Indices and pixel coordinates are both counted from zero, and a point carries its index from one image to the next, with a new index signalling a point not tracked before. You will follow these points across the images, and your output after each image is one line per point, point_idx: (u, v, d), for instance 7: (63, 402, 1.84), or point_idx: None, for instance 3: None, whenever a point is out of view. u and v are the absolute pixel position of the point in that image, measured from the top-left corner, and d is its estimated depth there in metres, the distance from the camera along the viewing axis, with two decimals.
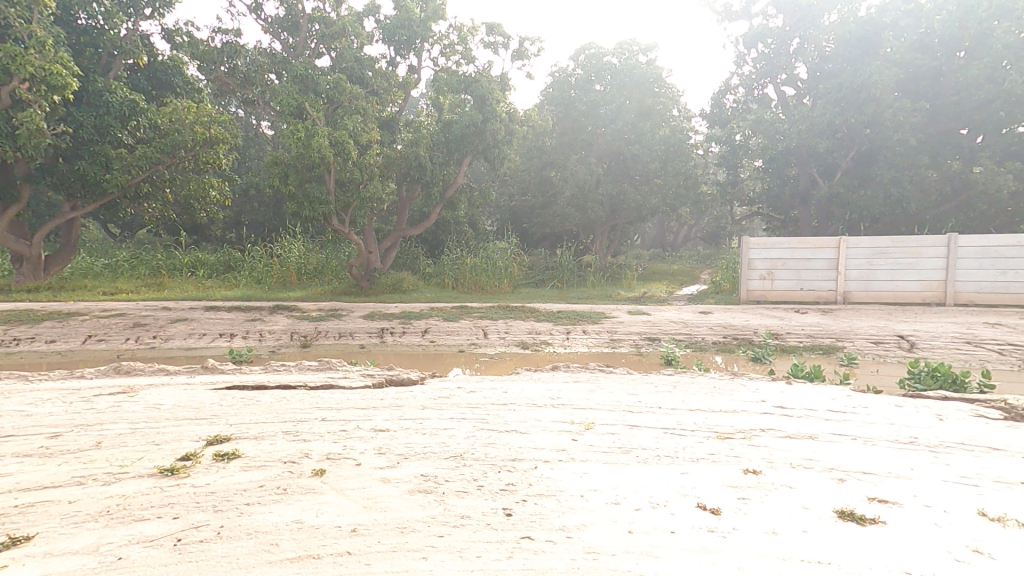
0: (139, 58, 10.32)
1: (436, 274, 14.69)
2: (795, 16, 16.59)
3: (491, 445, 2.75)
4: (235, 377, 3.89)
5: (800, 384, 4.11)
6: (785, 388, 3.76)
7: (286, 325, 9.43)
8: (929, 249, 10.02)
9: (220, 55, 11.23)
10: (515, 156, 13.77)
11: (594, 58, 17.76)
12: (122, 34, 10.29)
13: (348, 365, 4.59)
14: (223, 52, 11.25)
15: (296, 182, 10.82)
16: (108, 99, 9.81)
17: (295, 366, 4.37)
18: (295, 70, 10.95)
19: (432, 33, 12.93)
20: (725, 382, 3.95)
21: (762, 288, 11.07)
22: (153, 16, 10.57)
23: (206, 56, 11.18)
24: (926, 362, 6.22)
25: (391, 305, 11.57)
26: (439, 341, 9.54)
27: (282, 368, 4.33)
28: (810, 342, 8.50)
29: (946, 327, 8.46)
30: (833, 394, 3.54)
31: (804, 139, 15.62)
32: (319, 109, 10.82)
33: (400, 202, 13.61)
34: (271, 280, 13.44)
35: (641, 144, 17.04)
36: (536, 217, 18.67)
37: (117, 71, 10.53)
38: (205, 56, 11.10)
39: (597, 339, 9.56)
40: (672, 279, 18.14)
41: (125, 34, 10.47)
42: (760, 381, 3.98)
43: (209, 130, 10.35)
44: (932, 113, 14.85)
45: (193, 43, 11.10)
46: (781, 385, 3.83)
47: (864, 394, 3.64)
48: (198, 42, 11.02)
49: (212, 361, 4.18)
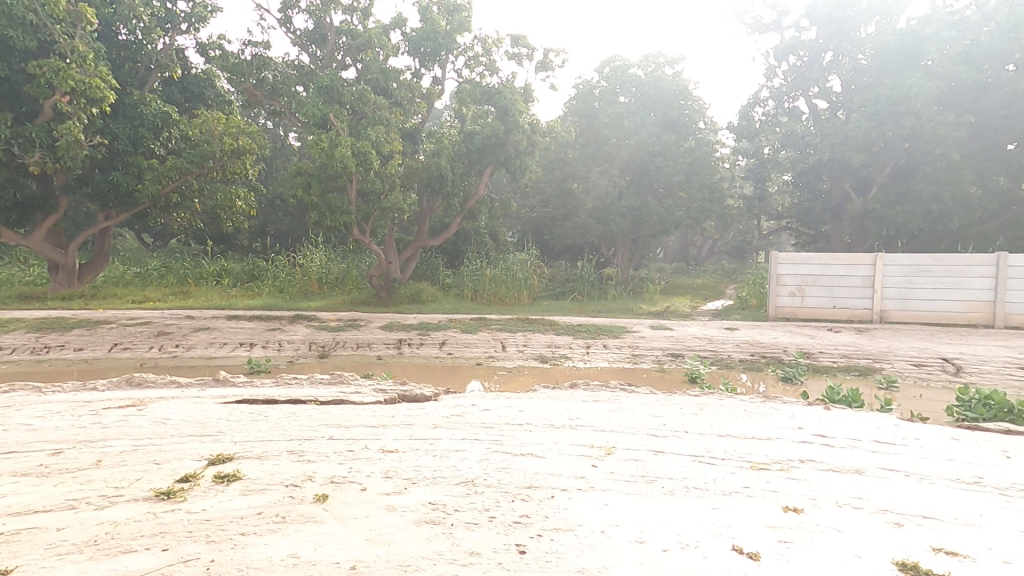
0: (173, 71, 10.60)
1: (455, 284, 14.65)
2: (828, 26, 16.23)
3: (505, 470, 2.58)
4: (245, 390, 3.80)
5: (838, 410, 3.82)
6: (823, 414, 3.50)
7: (306, 335, 9.44)
8: (973, 268, 9.53)
9: (249, 68, 11.45)
10: (537, 167, 13.69)
11: (618, 70, 17.69)
12: (158, 48, 10.56)
13: (361, 379, 4.47)
14: (253, 66, 11.48)
15: (319, 192, 10.93)
16: (143, 112, 10.05)
17: (307, 379, 4.27)
18: (320, 81, 11.10)
19: (457, 45, 13.02)
20: (756, 405, 3.70)
21: (791, 305, 10.68)
22: (188, 31, 10.85)
23: (236, 68, 11.41)
24: (974, 388, 5.83)
25: (410, 315, 11.53)
26: (458, 352, 9.42)
27: (294, 380, 4.24)
28: (844, 363, 8.11)
29: (994, 351, 7.98)
30: (878, 423, 3.26)
31: (836, 151, 15.20)
32: (343, 120, 10.94)
33: (421, 213, 13.65)
34: (293, 289, 13.57)
35: (666, 156, 16.79)
36: (557, 229, 18.55)
37: (152, 85, 10.80)
38: (235, 69, 11.34)
39: (619, 354, 9.30)
40: (695, 293, 17.73)
41: (161, 48, 10.75)
42: (795, 405, 3.73)
43: (238, 141, 10.52)
44: (976, 127, 14.24)
45: (225, 57, 11.36)
46: (817, 410, 3.57)
47: (912, 424, 3.35)
48: (229, 55, 11.26)
49: (224, 373, 4.12)
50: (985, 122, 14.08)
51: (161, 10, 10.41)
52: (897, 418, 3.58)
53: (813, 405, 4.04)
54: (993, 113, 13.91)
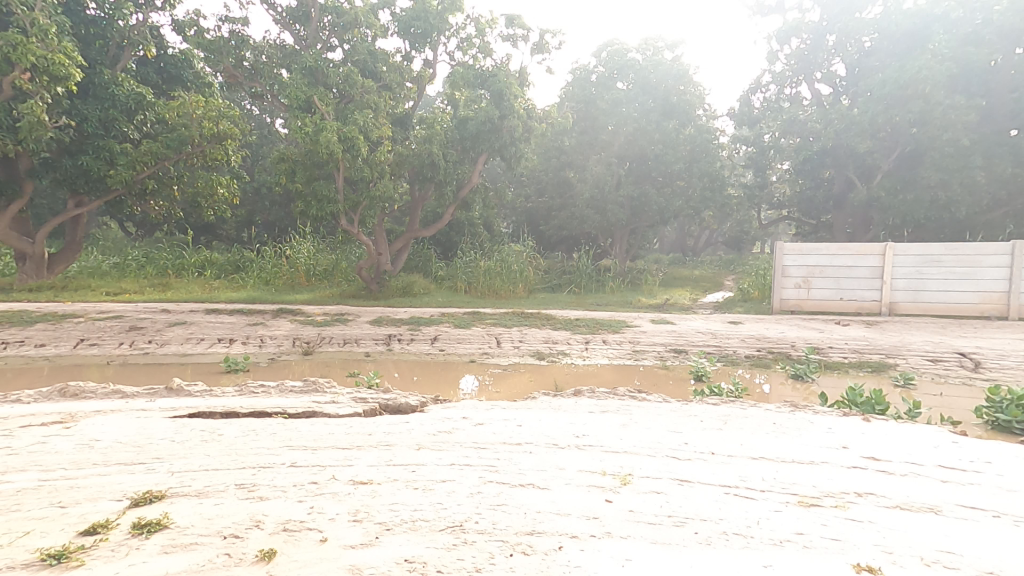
0: (147, 49, 9.93)
1: (449, 277, 14.19)
2: (833, 7, 15.76)
3: (501, 509, 2.12)
4: (202, 401, 3.33)
5: (879, 421, 3.37)
6: (867, 428, 3.05)
7: (290, 330, 8.96)
8: (987, 258, 9.12)
9: (226, 46, 10.85)
10: (533, 154, 13.16)
11: (616, 54, 17.07)
12: (129, 24, 9.84)
13: (338, 387, 3.99)
14: (231, 44, 10.86)
15: (304, 180, 10.43)
16: (114, 92, 9.38)
17: (276, 387, 3.77)
18: (304, 62, 10.50)
19: (449, 26, 12.42)
20: (787, 417, 3.25)
21: (797, 297, 10.28)
22: (162, 8, 10.14)
23: (212, 47, 10.76)
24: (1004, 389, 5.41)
25: (401, 309, 11.06)
26: (450, 349, 8.94)
27: (261, 388, 3.76)
28: (856, 359, 7.72)
29: (1012, 345, 7.57)
30: (936, 440, 2.81)
31: (842, 137, 14.76)
32: (329, 103, 10.35)
33: (412, 202, 13.11)
34: (279, 282, 13.02)
35: (665, 143, 16.30)
36: (553, 219, 18.10)
37: (124, 63, 10.12)
38: (211, 46, 10.70)
39: (619, 350, 8.87)
40: (695, 285, 17.33)
41: (133, 24, 10.09)
42: (830, 416, 3.30)
43: (218, 126, 9.91)
44: (983, 110, 13.72)
45: (202, 33, 10.71)
46: (857, 422, 3.15)
47: (968, 440, 2.94)
48: (205, 32, 10.61)
49: (179, 381, 3.63)
50: (992, 105, 13.57)
51: None
52: (949, 432, 3.15)
53: (848, 415, 3.61)
54: (1002, 96, 13.39)
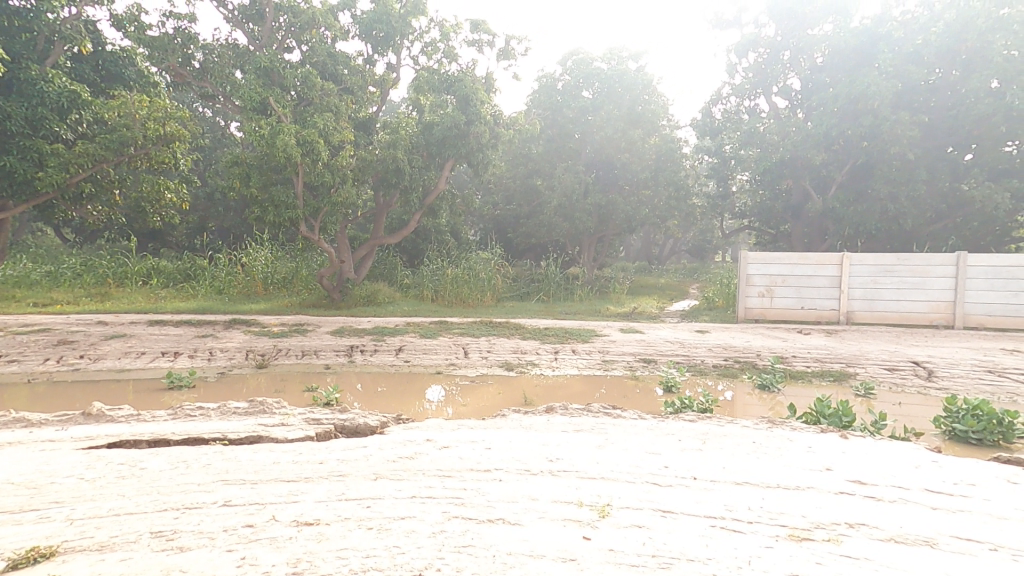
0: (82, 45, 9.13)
1: (415, 285, 13.83)
2: (787, 25, 16.36)
3: (466, 553, 1.87)
4: (127, 427, 3.01)
5: (856, 437, 3.28)
6: (847, 446, 2.96)
7: (242, 342, 8.50)
8: (936, 268, 9.41)
9: (173, 44, 10.37)
10: (500, 161, 13.00)
11: (582, 64, 17.20)
12: (60, 17, 8.99)
13: (290, 407, 3.64)
14: (177, 42, 10.40)
15: (259, 184, 9.97)
16: (43, 88, 8.56)
17: (216, 410, 3.42)
18: (258, 62, 10.07)
19: (412, 29, 12.19)
20: (766, 434, 3.14)
21: (761, 306, 10.45)
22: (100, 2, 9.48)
23: (156, 44, 10.27)
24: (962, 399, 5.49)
25: (363, 319, 10.64)
26: (415, 360, 8.60)
27: (198, 412, 3.38)
28: (819, 367, 7.81)
29: (962, 354, 7.79)
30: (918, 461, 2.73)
31: (800, 150, 15.24)
32: (285, 105, 9.92)
33: (377, 208, 12.74)
34: (234, 292, 12.38)
35: (631, 152, 16.46)
36: (521, 227, 18.06)
37: (56, 60, 9.27)
38: (154, 44, 10.19)
39: (589, 360, 8.75)
40: (661, 294, 17.54)
41: (65, 17, 9.25)
42: (809, 432, 3.20)
43: (165, 127, 9.36)
44: (928, 127, 14.36)
45: (146, 29, 10.12)
46: (837, 439, 3.05)
47: (946, 459, 2.88)
48: (148, 28, 10.02)
49: (99, 407, 3.35)
50: (936, 123, 14.21)
51: None
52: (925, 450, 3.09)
53: (825, 431, 3.51)
54: (944, 114, 14.04)
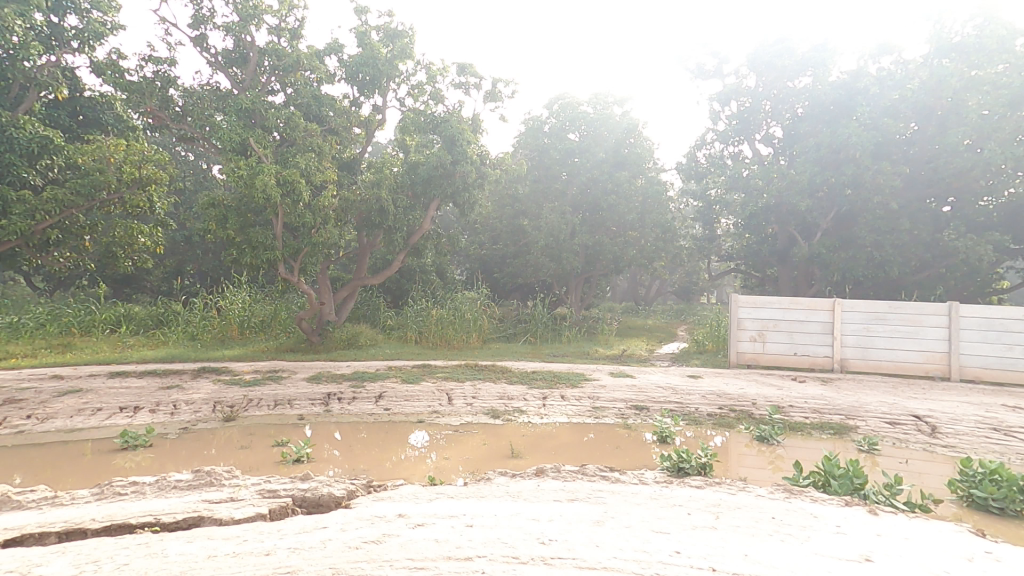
0: (57, 91, 8.91)
1: (398, 326, 13.45)
2: (766, 76, 16.97)
3: None
4: (57, 514, 2.99)
5: (888, 516, 2.96)
6: (881, 528, 2.64)
7: (210, 393, 7.96)
8: (929, 318, 9.30)
9: (150, 87, 10.19)
10: (486, 201, 12.90)
11: (567, 108, 17.56)
12: (37, 65, 8.79)
13: (239, 477, 3.58)
14: (155, 84, 10.25)
15: (237, 226, 9.69)
16: (12, 134, 8.32)
17: (153, 486, 3.39)
18: (239, 103, 9.93)
19: (398, 72, 12.31)
20: (785, 509, 2.81)
21: (753, 351, 10.27)
22: (81, 49, 9.36)
23: (133, 88, 10.09)
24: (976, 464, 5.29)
25: (343, 364, 10.18)
26: (396, 408, 8.09)
27: (132, 490, 3.36)
28: (818, 419, 7.50)
29: (964, 409, 7.56)
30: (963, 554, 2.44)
31: (785, 195, 15.47)
32: (266, 146, 9.77)
33: (360, 248, 12.49)
34: (207, 336, 11.85)
35: (618, 195, 16.56)
36: (507, 266, 17.96)
37: (29, 106, 9.05)
38: (131, 87, 10.12)
39: (578, 407, 8.32)
40: (650, 335, 17.36)
41: (42, 64, 9.03)
42: (834, 506, 2.88)
43: (141, 171, 9.09)
44: (909, 176, 14.69)
45: (124, 73, 9.96)
46: (869, 518, 2.74)
47: (989, 547, 2.60)
48: (127, 72, 9.88)
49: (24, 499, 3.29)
50: (915, 172, 14.57)
51: (43, 25, 8.82)
52: (962, 535, 2.81)
53: (850, 505, 3.18)
54: (922, 164, 14.40)
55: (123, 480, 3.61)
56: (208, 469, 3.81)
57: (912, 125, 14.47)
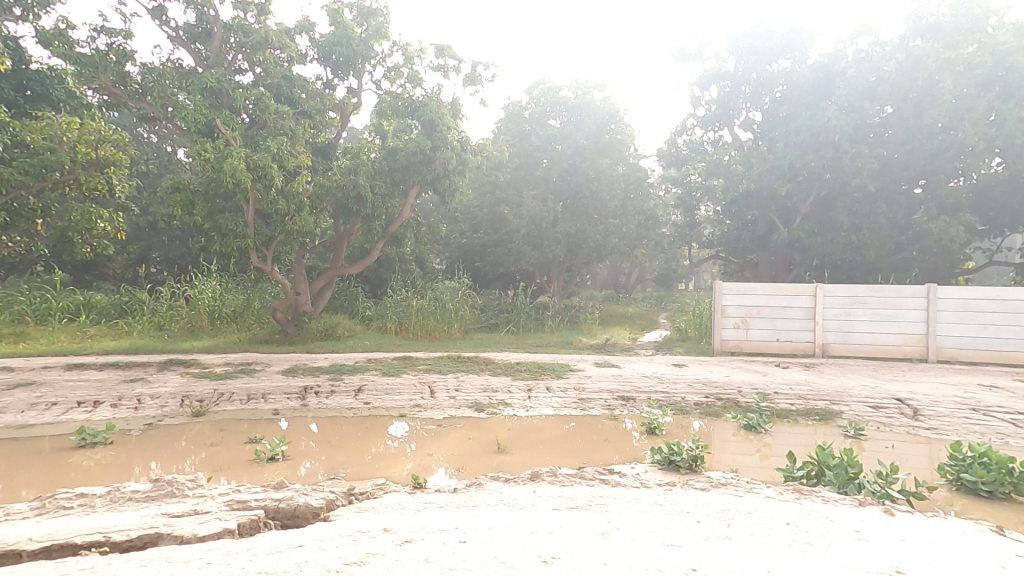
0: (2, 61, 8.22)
1: (378, 316, 13.09)
2: (746, 60, 16.92)
3: None
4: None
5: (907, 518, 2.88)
6: (902, 537, 2.56)
7: (177, 388, 7.55)
8: (907, 301, 9.39)
9: (104, 61, 9.62)
10: (467, 189, 12.55)
11: (548, 93, 17.29)
12: None
13: (204, 487, 3.33)
14: (109, 58, 9.69)
15: (205, 212, 9.18)
16: None
17: (104, 499, 3.13)
18: (204, 81, 9.35)
19: (374, 53, 11.82)
20: (800, 518, 2.69)
21: (737, 338, 10.26)
22: (25, 18, 8.66)
23: (85, 61, 9.46)
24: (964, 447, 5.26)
25: (320, 356, 9.80)
26: (376, 402, 7.79)
27: (77, 504, 3.09)
28: (803, 405, 7.48)
29: (943, 391, 7.62)
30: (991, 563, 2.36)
31: (765, 181, 15.52)
32: (234, 128, 9.22)
33: (337, 237, 12.06)
34: (175, 327, 11.30)
35: (599, 181, 16.40)
36: (489, 255, 17.67)
37: None
38: (82, 60, 9.43)
39: (564, 398, 8.16)
40: (632, 323, 17.35)
41: None
42: (848, 512, 2.80)
43: (98, 151, 8.50)
44: (886, 161, 14.86)
45: (74, 44, 9.28)
46: (887, 525, 2.66)
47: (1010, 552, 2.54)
48: (78, 44, 9.24)
49: None
50: (893, 157, 14.73)
51: None
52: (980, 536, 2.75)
53: (860, 505, 3.09)
54: (900, 149, 14.58)
55: (68, 491, 3.33)
56: (167, 478, 3.54)
57: (888, 108, 14.60)
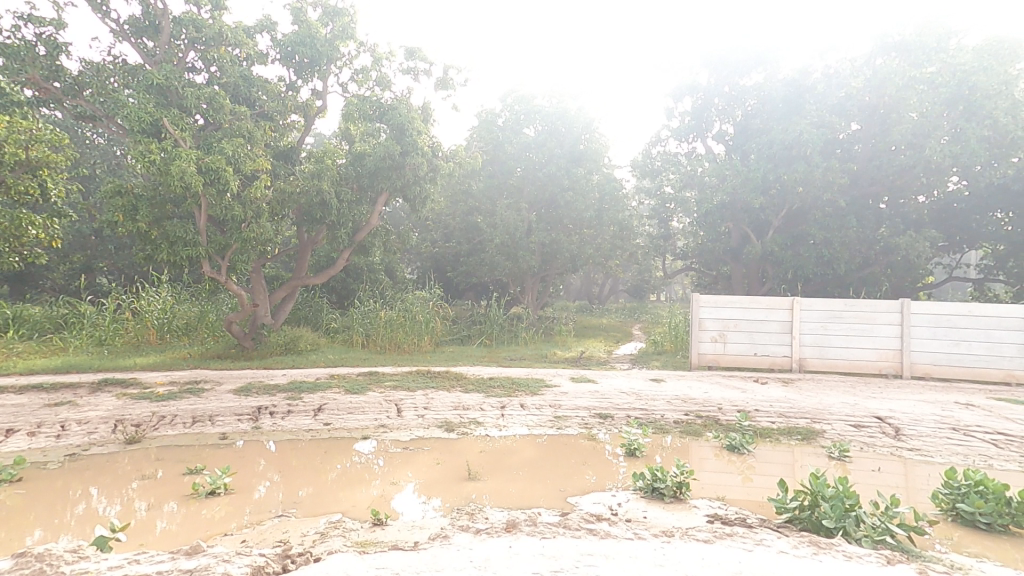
0: None
1: (344, 329, 12.44)
2: (718, 74, 17.09)
3: None
4: None
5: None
6: None
7: (110, 412, 6.79)
8: (882, 315, 9.34)
9: (30, 52, 8.76)
10: (438, 197, 12.11)
11: (521, 101, 17.05)
12: None
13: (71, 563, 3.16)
14: (37, 50, 8.83)
15: (150, 218, 8.44)
16: None
17: None
18: (150, 78, 8.63)
19: (341, 54, 11.29)
20: None
21: (714, 352, 10.07)
22: None
23: (8, 51, 8.61)
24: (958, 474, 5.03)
25: (277, 372, 9.11)
26: (337, 423, 7.16)
27: None
28: (784, 424, 7.25)
29: (921, 409, 7.51)
30: None
31: (738, 193, 15.60)
32: (184, 127, 8.51)
33: (301, 246, 11.41)
34: (119, 342, 10.42)
35: (575, 192, 16.21)
36: (461, 265, 17.20)
37: None
38: (5, 49, 8.55)
39: (539, 417, 7.73)
40: (606, 335, 17.13)
41: None
42: None
43: (28, 152, 7.71)
44: (854, 175, 15.11)
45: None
46: None
47: None
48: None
49: None
50: (862, 170, 14.94)
51: None
52: None
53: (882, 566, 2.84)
54: (868, 163, 14.83)
55: None
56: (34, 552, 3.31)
57: (854, 125, 14.88)
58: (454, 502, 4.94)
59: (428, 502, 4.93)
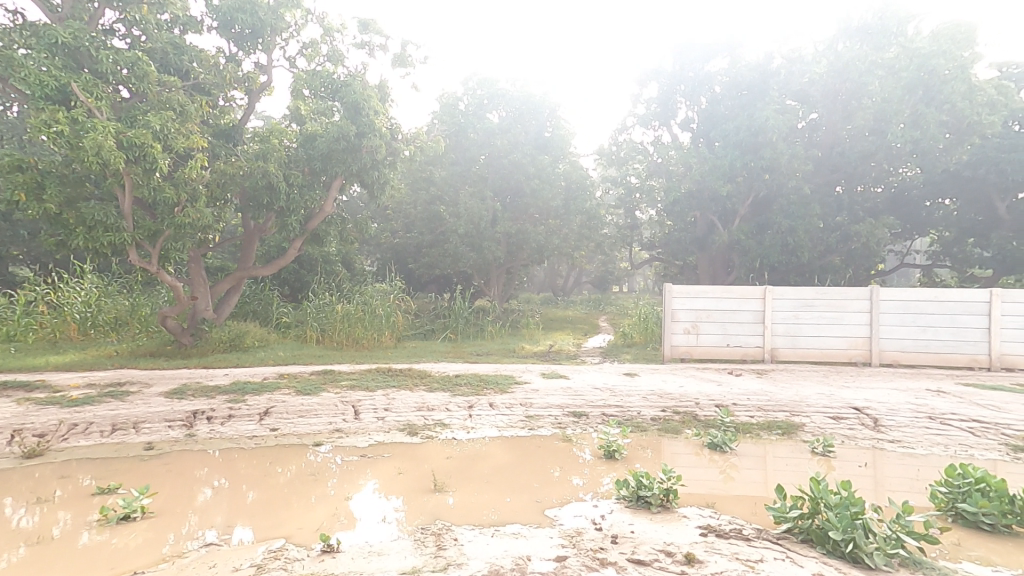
0: None
1: (296, 324, 11.54)
2: (684, 61, 16.96)
3: None
4: None
5: None
6: None
7: (8, 423, 5.77)
8: (852, 303, 9.32)
9: None
10: (399, 184, 11.33)
11: (484, 84, 16.34)
12: None
13: None
14: None
15: (60, 199, 7.30)
16: None
17: None
18: (52, 36, 7.40)
19: (286, 25, 10.31)
20: None
21: (687, 344, 9.80)
22: None
23: None
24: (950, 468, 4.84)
25: (218, 372, 8.17)
26: (285, 427, 6.40)
27: None
28: (763, 418, 7.01)
29: (897, 399, 7.42)
30: None
31: (705, 181, 15.55)
32: (98, 95, 7.39)
33: (246, 234, 10.41)
34: (31, 339, 9.23)
35: (541, 179, 15.73)
36: (423, 257, 16.38)
37: None
38: None
39: (510, 416, 7.19)
40: (574, 327, 16.77)
41: None
42: None
43: None
44: (818, 161, 15.52)
45: None
46: None
47: None
48: None
49: None
50: (824, 157, 15.53)
51: None
52: None
53: None
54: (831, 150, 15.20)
55: None
56: None
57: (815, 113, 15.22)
58: (417, 514, 4.38)
59: (389, 514, 4.35)
